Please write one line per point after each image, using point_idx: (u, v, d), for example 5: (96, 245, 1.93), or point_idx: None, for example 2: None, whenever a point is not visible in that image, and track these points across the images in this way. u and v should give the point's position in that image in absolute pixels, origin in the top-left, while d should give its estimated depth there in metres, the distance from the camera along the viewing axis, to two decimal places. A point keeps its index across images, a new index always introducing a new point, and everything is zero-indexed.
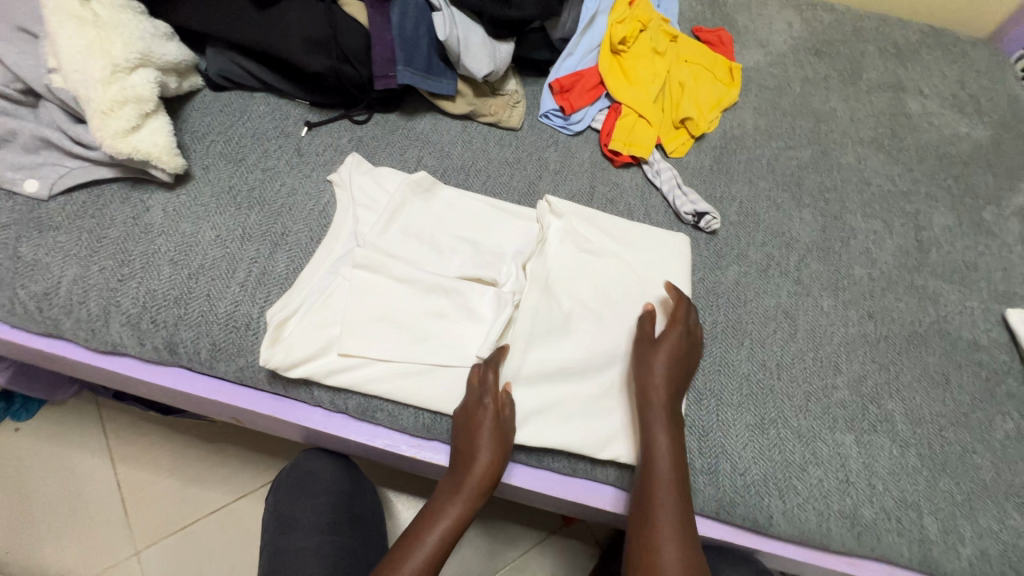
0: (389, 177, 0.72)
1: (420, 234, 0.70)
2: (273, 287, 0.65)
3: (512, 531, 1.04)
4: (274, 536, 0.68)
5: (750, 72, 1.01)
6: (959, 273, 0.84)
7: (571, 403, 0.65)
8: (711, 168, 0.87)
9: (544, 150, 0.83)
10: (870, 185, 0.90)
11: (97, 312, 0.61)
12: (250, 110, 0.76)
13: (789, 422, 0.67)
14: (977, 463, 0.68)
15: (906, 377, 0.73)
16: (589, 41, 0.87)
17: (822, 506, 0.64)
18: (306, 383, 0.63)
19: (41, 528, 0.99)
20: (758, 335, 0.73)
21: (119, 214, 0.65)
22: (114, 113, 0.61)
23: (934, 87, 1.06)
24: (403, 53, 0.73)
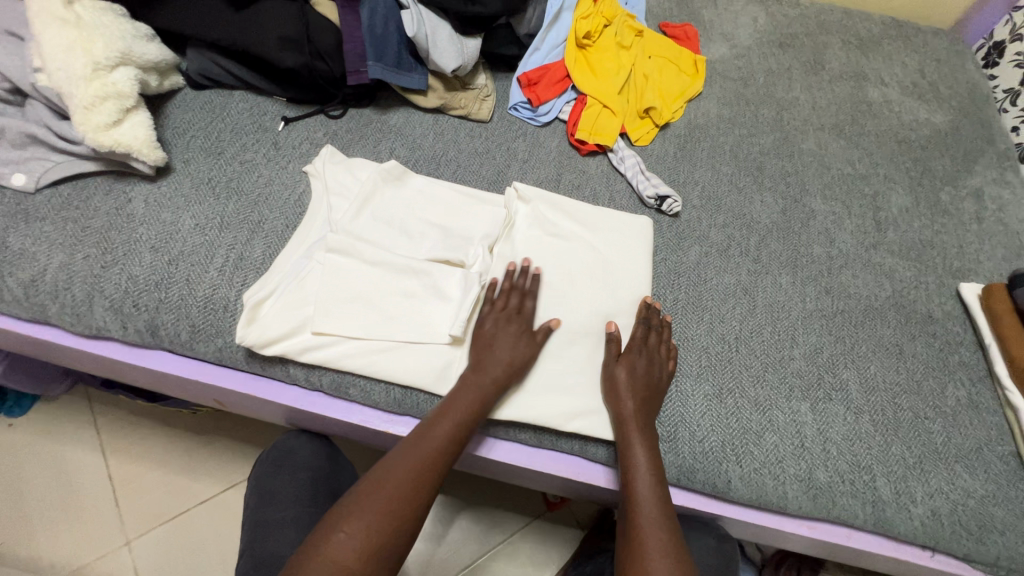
0: (361, 167, 0.76)
1: (391, 220, 0.73)
2: (250, 271, 0.68)
3: (496, 515, 1.06)
4: (256, 511, 0.71)
5: (715, 65, 1.05)
6: (915, 250, 0.87)
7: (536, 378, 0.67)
8: (675, 155, 0.90)
9: (513, 141, 0.86)
10: (830, 169, 0.94)
11: (82, 298, 0.65)
12: (229, 107, 0.80)
13: (747, 391, 0.70)
14: (929, 428, 0.71)
15: (861, 348, 0.76)
16: (555, 37, 0.91)
17: (778, 470, 0.66)
18: (282, 362, 0.66)
19: (35, 520, 1.01)
20: (718, 311, 0.76)
21: (102, 205, 0.68)
22: (96, 109, 0.64)
23: (895, 76, 1.10)
24: (373, 49, 0.77)
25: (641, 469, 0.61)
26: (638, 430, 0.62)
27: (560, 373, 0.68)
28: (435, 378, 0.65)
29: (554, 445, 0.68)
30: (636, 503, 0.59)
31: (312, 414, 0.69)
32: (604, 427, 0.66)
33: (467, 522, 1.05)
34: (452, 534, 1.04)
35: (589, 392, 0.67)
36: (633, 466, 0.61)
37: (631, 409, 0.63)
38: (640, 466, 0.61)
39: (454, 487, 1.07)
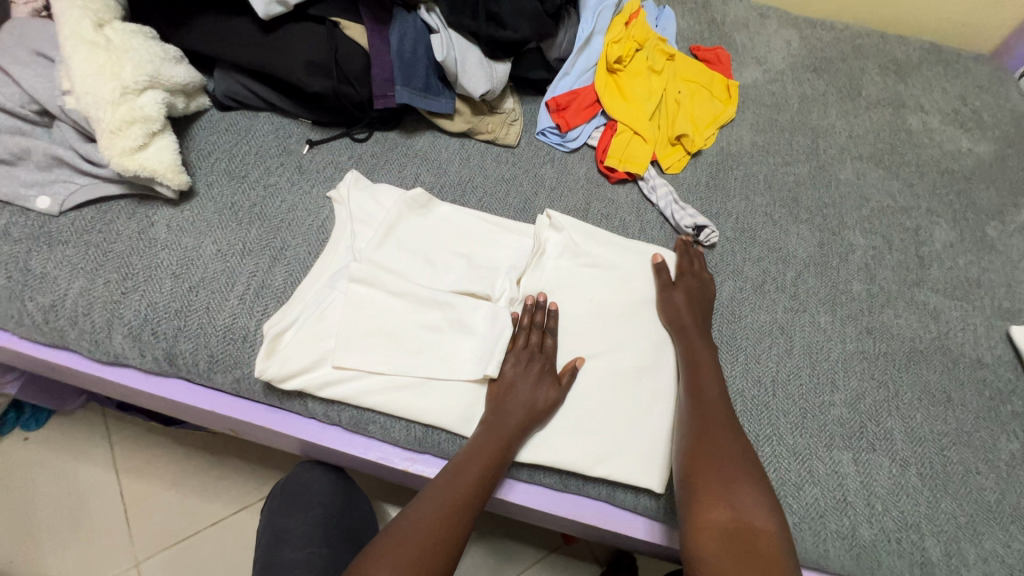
0: (386, 194, 0.74)
1: (416, 250, 0.71)
2: (271, 300, 0.66)
3: (512, 548, 1.03)
4: (268, 546, 0.69)
5: (748, 90, 1.02)
6: (961, 289, 0.83)
7: (564, 419, 0.64)
8: (707, 184, 0.87)
9: (540, 167, 0.84)
10: (870, 201, 0.90)
11: (101, 324, 0.63)
12: (254, 129, 0.79)
13: (785, 439, 0.67)
14: (981, 484, 0.66)
15: (906, 394, 0.72)
16: (585, 60, 0.89)
17: (819, 526, 0.62)
18: (301, 395, 0.64)
19: (45, 537, 1.00)
20: (754, 351, 0.72)
21: (125, 229, 0.67)
22: (122, 133, 0.63)
23: (935, 103, 1.06)
24: (401, 73, 0.76)
25: (708, 391, 0.62)
26: (701, 342, 0.67)
27: (588, 412, 0.65)
28: (459, 418, 0.62)
29: (578, 490, 0.65)
30: (707, 414, 0.60)
31: (329, 449, 0.67)
32: (636, 474, 0.62)
33: (481, 555, 1.02)
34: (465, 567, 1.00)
35: (619, 433, 0.64)
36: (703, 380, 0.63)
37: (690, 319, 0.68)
38: (709, 386, 0.63)
39: None
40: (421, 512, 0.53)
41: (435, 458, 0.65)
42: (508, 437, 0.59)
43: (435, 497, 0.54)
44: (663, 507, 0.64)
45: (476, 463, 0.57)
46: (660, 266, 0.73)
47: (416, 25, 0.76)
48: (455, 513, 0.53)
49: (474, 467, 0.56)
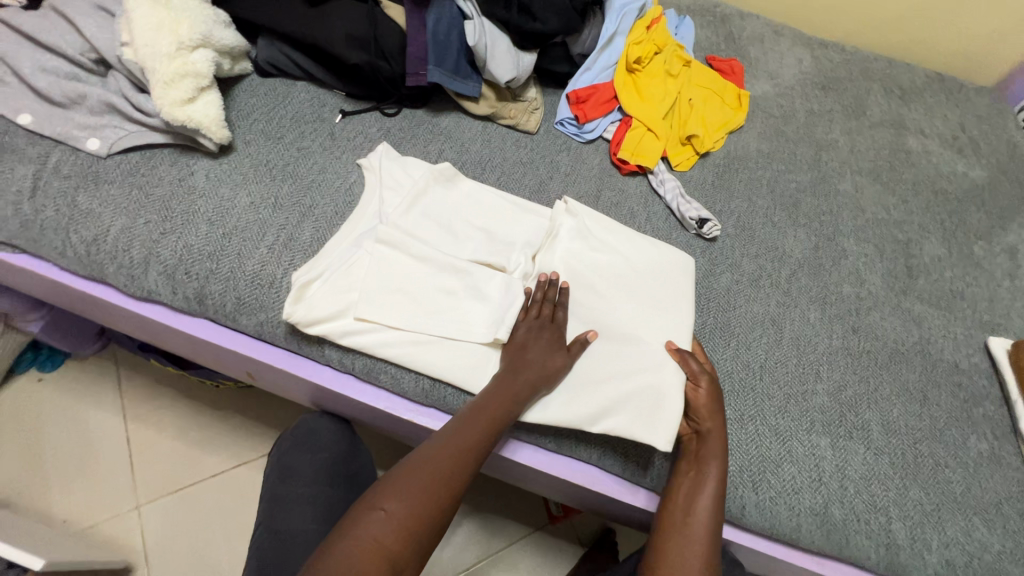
0: (415, 166, 0.79)
1: (438, 219, 0.75)
2: (298, 252, 0.71)
3: (500, 521, 1.06)
4: (276, 485, 0.73)
5: (758, 101, 1.08)
6: (945, 300, 0.87)
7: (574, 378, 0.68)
8: (712, 183, 0.92)
9: (557, 154, 0.89)
10: (865, 213, 0.95)
11: (138, 260, 0.68)
12: (292, 96, 0.84)
13: (768, 420, 0.71)
14: (949, 477, 0.71)
15: (885, 390, 0.76)
16: (606, 59, 0.94)
17: (793, 501, 0.67)
18: (319, 341, 0.68)
19: (51, 474, 1.04)
20: (745, 338, 0.77)
21: (167, 175, 0.72)
22: (174, 85, 0.68)
23: (935, 128, 1.11)
24: (435, 54, 0.80)
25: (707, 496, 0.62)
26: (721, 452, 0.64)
27: (593, 377, 0.68)
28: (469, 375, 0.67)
29: (571, 452, 0.69)
30: (692, 522, 0.61)
31: (340, 396, 0.71)
32: (637, 430, 0.65)
33: (469, 524, 1.06)
34: (453, 534, 1.04)
35: (626, 395, 0.67)
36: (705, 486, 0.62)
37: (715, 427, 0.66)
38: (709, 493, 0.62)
39: None
40: (440, 451, 0.57)
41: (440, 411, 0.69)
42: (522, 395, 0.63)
43: (452, 438, 0.58)
44: (648, 473, 0.68)
45: (492, 413, 0.61)
46: (680, 355, 0.69)
47: (452, 10, 0.82)
48: (470, 455, 0.58)
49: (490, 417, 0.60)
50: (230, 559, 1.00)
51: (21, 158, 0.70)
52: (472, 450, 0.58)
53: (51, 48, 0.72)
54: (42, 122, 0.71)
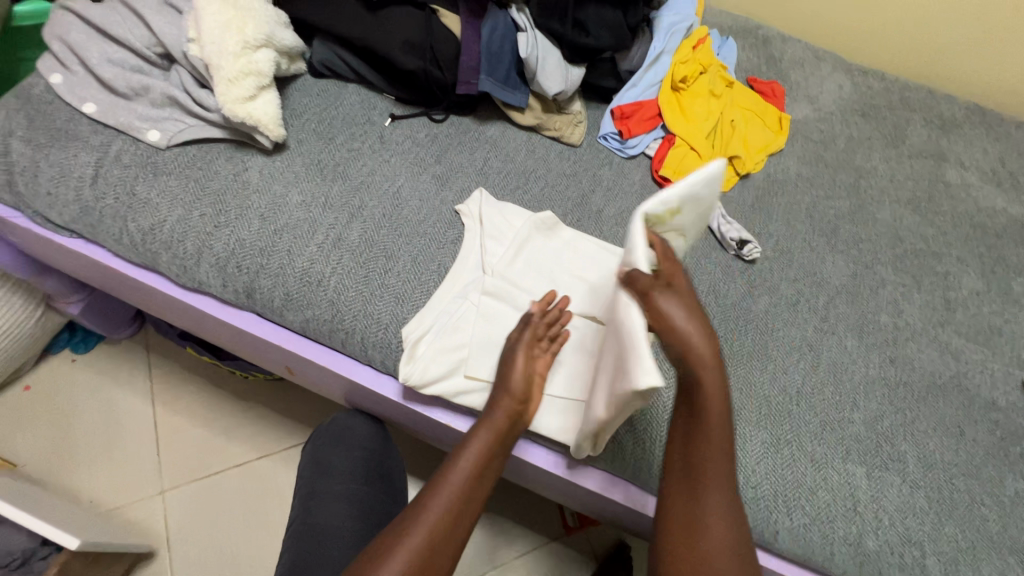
0: (514, 213, 0.78)
1: (540, 272, 0.74)
2: (346, 252, 0.72)
3: (518, 529, 1.07)
4: (310, 480, 0.74)
5: (798, 124, 1.08)
6: (983, 335, 0.87)
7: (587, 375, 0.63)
8: (752, 205, 0.92)
9: (599, 168, 0.90)
10: (903, 243, 0.95)
11: (192, 252, 0.69)
12: (343, 98, 0.85)
13: (804, 446, 0.71)
14: (985, 514, 0.70)
15: (922, 423, 0.76)
16: (652, 76, 0.95)
17: (827, 529, 0.66)
18: (361, 341, 0.69)
19: (79, 454, 1.05)
20: (782, 362, 0.77)
21: (222, 169, 0.74)
22: (237, 83, 0.70)
23: (975, 161, 1.11)
24: (487, 64, 0.82)
25: (712, 431, 0.54)
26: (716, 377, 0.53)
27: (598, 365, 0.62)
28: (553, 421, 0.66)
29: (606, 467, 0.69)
30: (707, 470, 0.54)
31: (378, 395, 0.72)
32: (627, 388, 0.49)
33: (486, 529, 1.06)
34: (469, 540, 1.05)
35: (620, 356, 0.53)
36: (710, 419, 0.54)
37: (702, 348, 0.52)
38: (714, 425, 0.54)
39: None
40: (425, 505, 0.54)
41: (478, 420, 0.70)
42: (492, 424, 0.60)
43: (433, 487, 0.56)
44: None
45: (473, 451, 0.58)
46: (628, 282, 0.52)
47: (506, 22, 0.83)
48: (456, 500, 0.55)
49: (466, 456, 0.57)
50: (249, 550, 1.01)
51: (84, 146, 0.72)
52: (465, 495, 0.56)
53: (119, 40, 0.74)
54: (105, 112, 0.73)
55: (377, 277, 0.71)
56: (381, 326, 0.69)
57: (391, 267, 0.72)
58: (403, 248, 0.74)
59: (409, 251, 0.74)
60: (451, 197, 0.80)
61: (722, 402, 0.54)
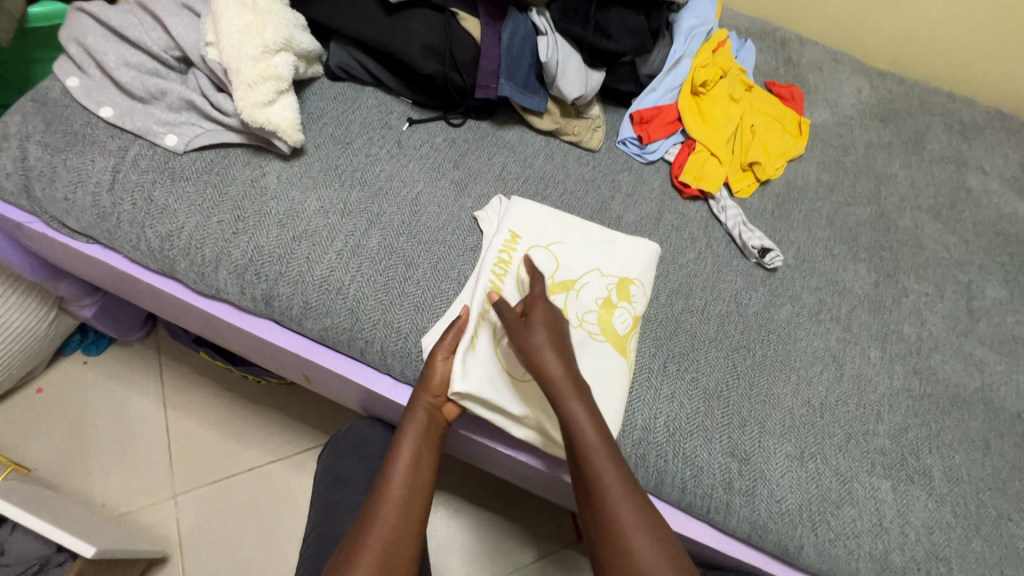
0: (529, 213, 0.75)
1: (571, 286, 0.72)
2: (365, 259, 0.71)
3: (531, 536, 1.06)
4: (328, 490, 0.74)
5: (817, 129, 1.06)
6: (1007, 345, 0.85)
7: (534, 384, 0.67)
8: (772, 212, 0.91)
9: (618, 173, 0.89)
10: (925, 251, 0.93)
11: (210, 259, 0.69)
12: (360, 101, 0.84)
13: (828, 459, 0.70)
14: (1013, 530, 0.69)
15: (947, 436, 0.74)
16: (671, 80, 0.94)
17: (853, 545, 0.66)
18: (380, 350, 0.68)
19: (92, 457, 1.05)
20: (805, 372, 0.76)
21: (240, 174, 0.73)
22: (256, 87, 0.69)
23: (996, 167, 1.09)
24: (506, 69, 0.81)
25: (586, 431, 0.55)
26: (567, 382, 0.56)
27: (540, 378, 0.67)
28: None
29: None
30: (599, 473, 0.54)
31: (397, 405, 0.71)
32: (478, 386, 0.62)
33: (499, 536, 1.06)
34: (482, 546, 1.04)
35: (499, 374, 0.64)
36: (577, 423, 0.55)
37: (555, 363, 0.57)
38: (586, 430, 0.55)
39: (490, 499, 1.08)
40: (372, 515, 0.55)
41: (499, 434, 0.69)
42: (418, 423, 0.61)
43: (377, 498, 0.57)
44: (705, 506, 0.67)
45: (404, 453, 0.60)
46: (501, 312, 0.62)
47: (526, 25, 0.82)
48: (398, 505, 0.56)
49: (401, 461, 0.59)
50: (261, 555, 1.00)
51: (102, 150, 0.71)
52: (409, 489, 0.58)
53: (136, 43, 0.73)
54: (122, 116, 0.72)
55: (396, 285, 0.70)
56: (401, 335, 0.68)
57: (410, 275, 0.71)
58: (422, 256, 0.73)
59: (428, 258, 0.73)
60: (469, 204, 0.79)
61: (584, 408, 0.56)
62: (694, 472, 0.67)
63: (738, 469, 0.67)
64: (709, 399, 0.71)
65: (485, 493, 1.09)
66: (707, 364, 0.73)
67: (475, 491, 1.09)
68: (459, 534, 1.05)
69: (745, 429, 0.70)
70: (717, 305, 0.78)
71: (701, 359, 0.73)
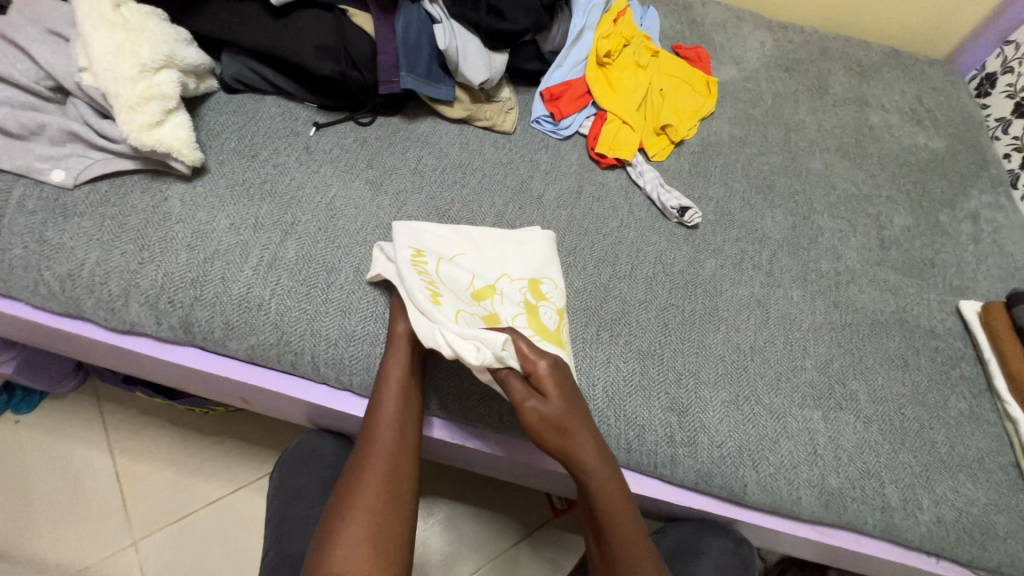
0: (429, 233, 0.71)
1: (493, 293, 0.70)
2: (283, 272, 0.69)
3: (506, 520, 1.08)
4: (282, 507, 0.74)
5: (726, 86, 1.09)
6: (917, 268, 0.91)
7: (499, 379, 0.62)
8: (689, 171, 0.94)
9: (535, 152, 0.89)
10: (836, 190, 0.98)
11: (118, 293, 0.66)
12: (262, 111, 0.82)
13: (762, 399, 0.73)
14: (934, 438, 0.74)
15: (869, 360, 0.79)
16: (576, 54, 0.94)
17: (792, 476, 0.69)
18: (312, 360, 0.67)
19: (39, 518, 1.00)
20: (733, 321, 0.79)
21: (140, 202, 0.70)
22: (140, 109, 0.66)
23: (895, 103, 1.15)
24: (405, 60, 0.80)
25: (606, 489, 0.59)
26: (591, 449, 0.58)
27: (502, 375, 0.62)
28: None
29: None
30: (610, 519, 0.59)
31: (340, 413, 0.71)
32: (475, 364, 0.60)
33: (475, 525, 1.07)
34: (458, 538, 1.05)
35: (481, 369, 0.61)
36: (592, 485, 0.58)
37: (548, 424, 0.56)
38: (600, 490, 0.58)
39: (461, 491, 1.09)
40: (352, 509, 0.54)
41: (452, 420, 0.71)
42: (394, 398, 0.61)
43: (358, 477, 0.57)
44: (652, 462, 0.69)
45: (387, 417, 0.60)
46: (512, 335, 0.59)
47: (419, 14, 0.81)
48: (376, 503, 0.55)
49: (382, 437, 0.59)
50: None
51: None
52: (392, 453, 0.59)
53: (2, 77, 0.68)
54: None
55: (319, 293, 0.69)
56: (331, 343, 0.67)
57: (333, 280, 0.70)
58: (343, 259, 0.72)
59: (350, 261, 0.72)
60: (387, 201, 0.78)
61: (600, 472, 0.58)
62: (636, 432, 0.69)
63: (678, 422, 0.70)
64: (644, 359, 0.73)
65: (455, 486, 1.09)
66: (639, 326, 0.75)
67: (446, 486, 1.09)
68: (435, 530, 1.05)
69: (681, 382, 0.72)
70: (644, 268, 0.80)
71: (632, 322, 0.75)
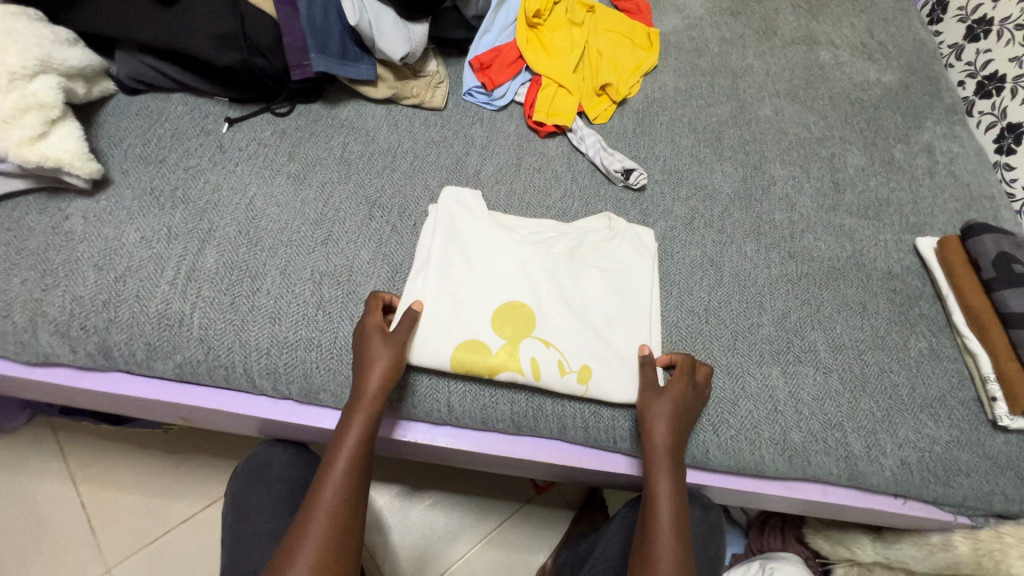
0: (462, 202, 0.73)
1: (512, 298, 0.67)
2: (204, 282, 0.65)
3: (487, 504, 1.07)
4: (236, 526, 0.72)
5: (669, 36, 1.04)
6: (873, 209, 0.89)
7: (622, 298, 0.71)
8: (634, 131, 0.90)
9: (469, 127, 0.85)
10: (787, 135, 0.94)
11: (24, 324, 0.61)
12: (168, 111, 0.76)
13: (718, 360, 0.71)
14: (895, 380, 0.73)
15: (827, 309, 0.77)
16: (504, 17, 0.89)
17: (754, 435, 0.68)
18: (245, 373, 0.64)
19: (4, 557, 0.96)
20: (686, 284, 0.76)
21: (38, 224, 0.65)
22: (16, 122, 0.60)
23: (845, 38, 1.11)
24: (315, 41, 0.73)
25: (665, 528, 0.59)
26: (667, 469, 0.61)
27: (626, 297, 0.71)
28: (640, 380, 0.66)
29: (532, 432, 0.68)
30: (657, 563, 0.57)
31: (284, 423, 0.68)
32: (635, 260, 0.74)
33: (456, 513, 1.05)
34: (439, 527, 1.04)
35: (627, 289, 0.71)
36: (659, 519, 0.59)
37: (663, 438, 0.62)
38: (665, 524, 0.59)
39: (439, 481, 1.07)
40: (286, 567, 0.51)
41: (403, 417, 0.68)
42: (336, 486, 0.55)
43: (303, 524, 0.53)
44: (611, 437, 0.67)
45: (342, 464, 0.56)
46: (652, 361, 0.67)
47: None
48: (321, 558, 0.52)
49: (322, 517, 0.53)
50: None
51: None
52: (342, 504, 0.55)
53: None
54: None
55: (244, 301, 0.65)
56: (263, 352, 0.64)
57: (259, 286, 0.66)
58: (269, 263, 0.67)
59: (276, 264, 0.68)
60: (312, 195, 0.73)
61: (669, 513, 0.59)
62: (592, 409, 0.67)
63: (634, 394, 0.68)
64: None
65: (432, 477, 1.08)
66: None
67: (423, 477, 1.07)
68: (415, 522, 1.04)
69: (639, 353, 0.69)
70: None
71: None
